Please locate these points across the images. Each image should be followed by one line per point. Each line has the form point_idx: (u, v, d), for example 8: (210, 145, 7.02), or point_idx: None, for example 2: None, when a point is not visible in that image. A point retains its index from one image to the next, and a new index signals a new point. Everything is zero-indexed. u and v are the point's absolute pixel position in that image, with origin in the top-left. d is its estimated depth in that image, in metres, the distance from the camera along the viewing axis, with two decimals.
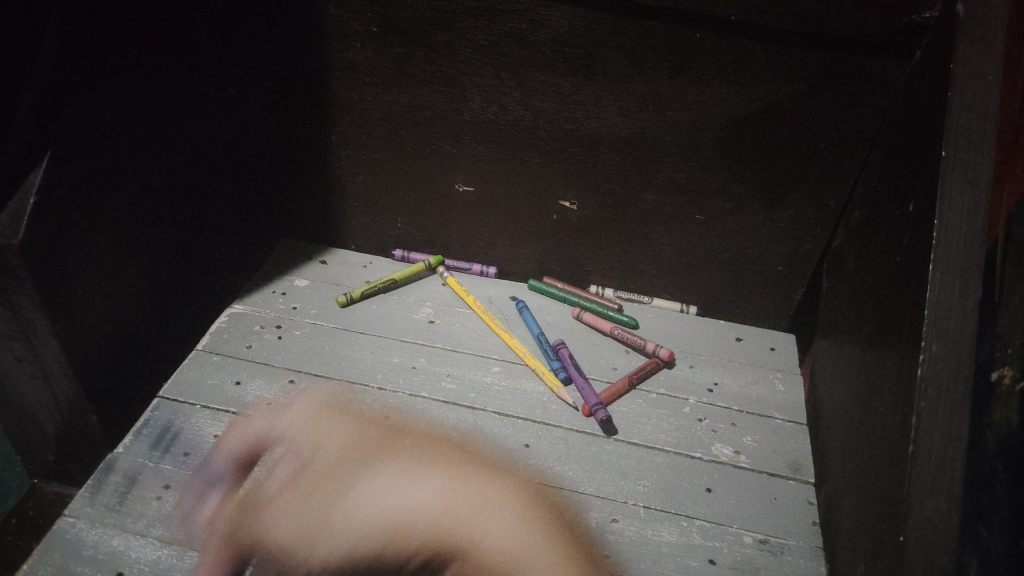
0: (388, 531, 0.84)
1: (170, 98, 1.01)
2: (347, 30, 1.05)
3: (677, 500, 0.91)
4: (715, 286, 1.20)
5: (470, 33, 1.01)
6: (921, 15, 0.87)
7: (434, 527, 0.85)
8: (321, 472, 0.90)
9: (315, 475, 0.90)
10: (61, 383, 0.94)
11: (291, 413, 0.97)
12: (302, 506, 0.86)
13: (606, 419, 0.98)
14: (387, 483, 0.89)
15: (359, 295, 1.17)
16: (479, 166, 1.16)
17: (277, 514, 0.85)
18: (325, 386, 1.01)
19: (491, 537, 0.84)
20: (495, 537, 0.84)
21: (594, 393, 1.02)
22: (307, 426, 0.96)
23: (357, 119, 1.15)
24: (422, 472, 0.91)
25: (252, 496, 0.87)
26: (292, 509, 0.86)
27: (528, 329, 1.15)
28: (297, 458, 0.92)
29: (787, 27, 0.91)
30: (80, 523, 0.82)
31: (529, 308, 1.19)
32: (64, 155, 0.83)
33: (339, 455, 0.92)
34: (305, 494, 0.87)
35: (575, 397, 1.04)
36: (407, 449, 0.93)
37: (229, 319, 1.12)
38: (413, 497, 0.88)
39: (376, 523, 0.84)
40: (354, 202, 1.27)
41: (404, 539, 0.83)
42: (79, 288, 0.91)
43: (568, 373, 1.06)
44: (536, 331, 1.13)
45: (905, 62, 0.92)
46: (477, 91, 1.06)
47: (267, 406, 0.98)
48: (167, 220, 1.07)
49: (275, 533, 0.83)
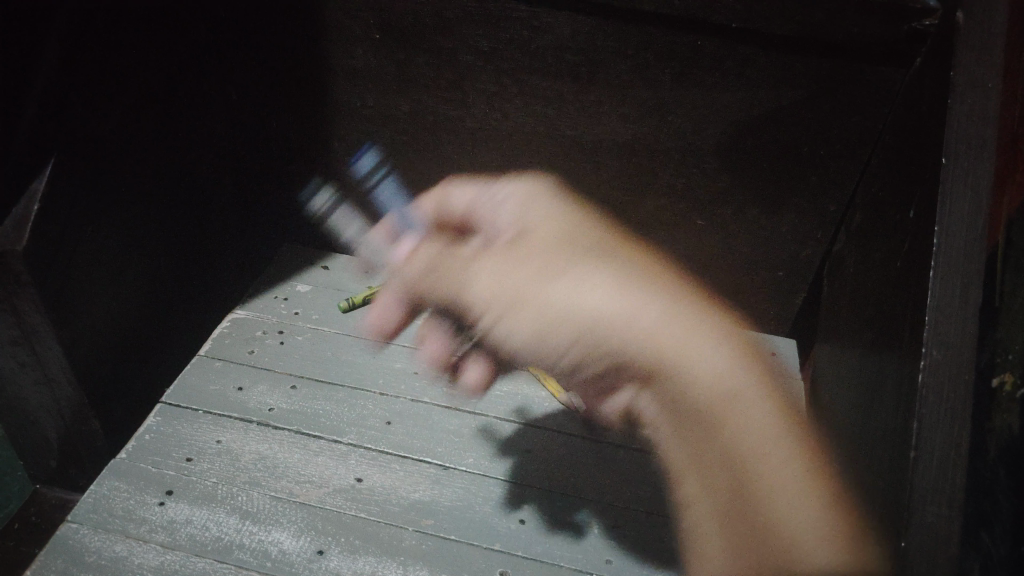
0: (571, 342, 1.09)
1: (171, 104, 1.01)
2: (349, 36, 1.06)
3: (679, 506, 0.91)
4: (716, 290, 1.21)
5: (472, 40, 1.01)
6: (922, 22, 0.87)
7: (661, 344, 1.10)
8: (523, 254, 1.13)
9: (517, 258, 1.13)
10: (64, 389, 0.94)
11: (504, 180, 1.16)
12: (503, 280, 1.13)
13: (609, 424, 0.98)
14: (597, 292, 1.14)
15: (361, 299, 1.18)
16: (481, 171, 1.16)
17: (484, 276, 1.12)
18: (536, 177, 1.15)
19: (698, 374, 1.06)
20: (709, 378, 1.06)
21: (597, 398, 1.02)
22: (540, 215, 1.16)
23: (359, 124, 1.15)
24: (633, 291, 1.17)
25: (433, 283, 1.15)
26: (502, 285, 1.12)
27: None
28: (503, 236, 1.14)
29: (787, 33, 0.91)
30: (83, 528, 0.82)
31: None
32: (66, 162, 0.84)
33: (575, 302, 1.13)
34: (507, 276, 1.13)
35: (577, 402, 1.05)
36: (592, 214, 1.17)
37: (231, 324, 1.12)
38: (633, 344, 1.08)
39: (561, 328, 1.10)
40: (356, 207, 1.27)
41: (582, 343, 1.09)
42: (82, 294, 0.91)
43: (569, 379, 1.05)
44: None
45: (905, 69, 0.92)
46: (479, 97, 1.07)
47: (423, 231, 1.20)
48: (170, 226, 1.07)
49: (499, 289, 1.13)
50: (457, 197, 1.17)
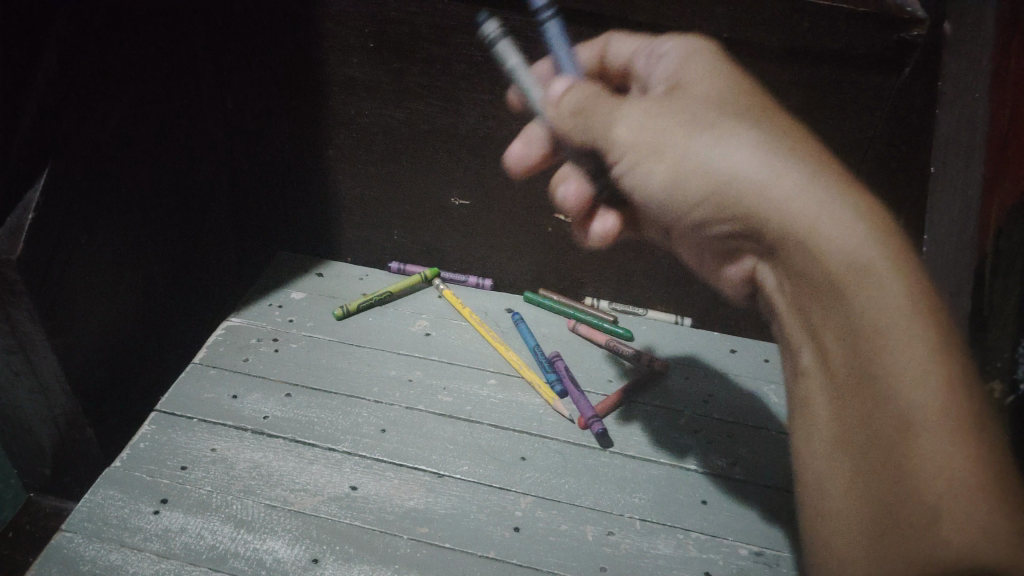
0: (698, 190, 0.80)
1: (167, 112, 1.02)
2: (344, 45, 1.06)
3: (673, 513, 0.91)
4: (709, 298, 1.22)
5: (466, 49, 1.02)
6: (910, 32, 0.88)
7: (794, 206, 0.66)
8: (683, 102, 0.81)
9: (668, 109, 0.81)
10: (59, 398, 0.94)
11: (663, 47, 0.89)
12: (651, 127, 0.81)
13: (602, 432, 0.99)
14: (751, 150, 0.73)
15: (356, 307, 1.18)
16: (475, 180, 1.17)
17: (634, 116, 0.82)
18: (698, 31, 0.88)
19: (828, 227, 0.63)
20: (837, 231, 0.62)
21: (590, 405, 1.03)
22: (683, 67, 0.85)
23: (354, 133, 1.16)
24: (768, 147, 0.72)
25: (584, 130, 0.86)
26: (642, 127, 0.80)
27: (524, 341, 1.16)
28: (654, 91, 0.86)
29: (777, 44, 0.92)
30: (77, 537, 0.82)
31: (525, 320, 1.20)
32: (62, 171, 0.84)
33: (709, 104, 0.79)
34: (651, 120, 0.80)
35: (571, 409, 1.05)
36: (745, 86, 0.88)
37: (226, 332, 1.12)
38: (747, 169, 0.72)
39: (702, 181, 0.77)
40: (351, 215, 1.28)
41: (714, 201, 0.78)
42: (77, 302, 0.91)
43: (563, 386, 1.07)
44: (533, 344, 1.14)
45: (896, 76, 0.92)
46: (473, 106, 1.08)
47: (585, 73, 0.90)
48: (165, 233, 1.07)
49: (624, 127, 0.81)
50: (619, 47, 0.94)
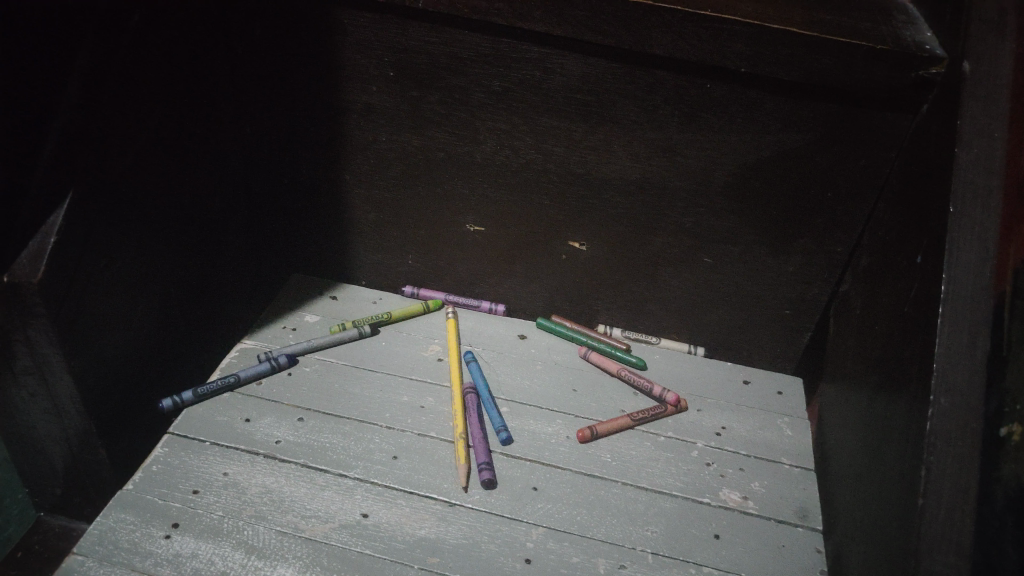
0: None
1: (189, 136, 1.02)
2: (363, 73, 1.08)
3: (686, 547, 0.90)
4: (723, 328, 1.22)
5: (485, 80, 1.03)
6: (929, 70, 0.88)
7: None
8: None
9: None
10: (72, 419, 0.94)
11: None
12: None
13: (489, 479, 0.94)
14: None
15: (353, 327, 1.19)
16: (489, 208, 1.18)
17: None
18: None
19: None
20: None
21: (485, 450, 0.98)
22: None
23: (370, 158, 1.17)
24: None
25: None
26: None
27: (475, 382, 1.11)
28: None
29: (795, 80, 0.93)
30: (88, 561, 0.82)
31: (476, 360, 1.15)
32: (87, 198, 0.85)
33: None
34: None
35: (569, 449, 1.02)
36: None
37: (238, 354, 1.13)
38: None
39: None
40: (366, 239, 1.28)
41: None
42: (94, 325, 0.92)
43: (506, 434, 1.01)
44: (482, 388, 1.09)
45: (946, 109, 0.84)
46: (490, 134, 1.09)
47: None
48: (182, 255, 1.08)
49: None
50: None
